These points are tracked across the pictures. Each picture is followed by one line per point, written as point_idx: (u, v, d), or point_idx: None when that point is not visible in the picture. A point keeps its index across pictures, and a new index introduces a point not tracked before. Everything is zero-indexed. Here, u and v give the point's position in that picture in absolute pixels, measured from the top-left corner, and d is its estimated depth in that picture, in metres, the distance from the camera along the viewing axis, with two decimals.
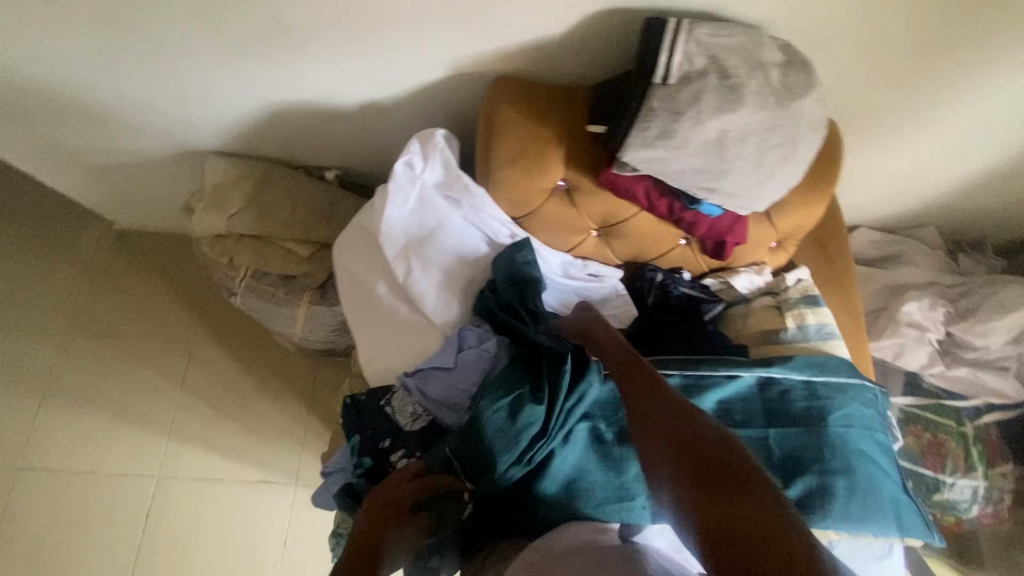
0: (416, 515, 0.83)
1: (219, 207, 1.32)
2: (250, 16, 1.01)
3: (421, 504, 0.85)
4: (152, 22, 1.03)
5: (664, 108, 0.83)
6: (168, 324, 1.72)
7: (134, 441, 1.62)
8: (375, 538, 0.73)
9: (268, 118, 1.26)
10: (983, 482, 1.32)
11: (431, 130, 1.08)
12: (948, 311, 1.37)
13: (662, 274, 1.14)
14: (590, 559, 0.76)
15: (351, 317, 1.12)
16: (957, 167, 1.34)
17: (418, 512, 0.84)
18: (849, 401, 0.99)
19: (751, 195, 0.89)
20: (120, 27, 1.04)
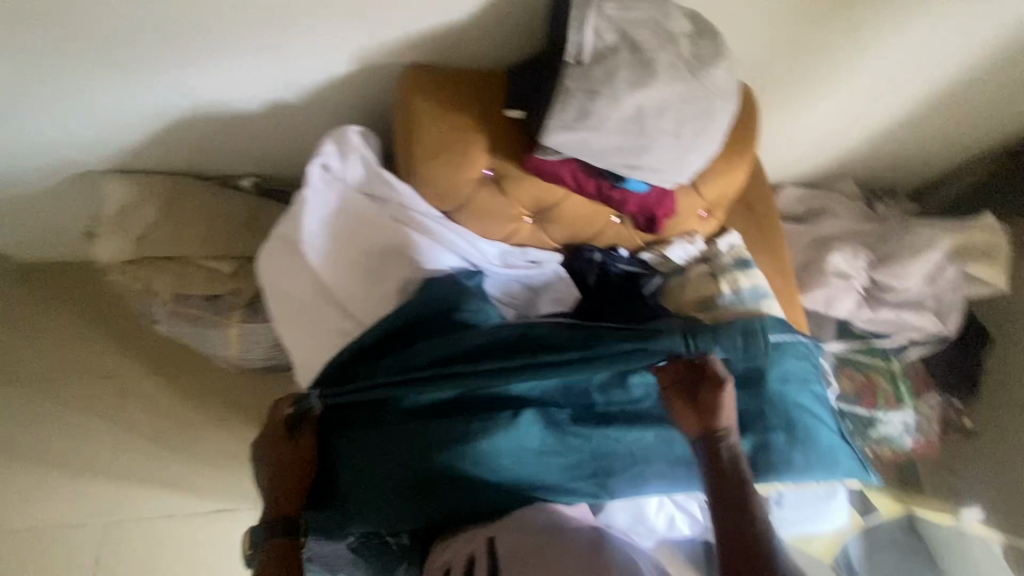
0: (302, 436, 0.93)
1: (126, 230, 1.21)
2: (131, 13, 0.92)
3: (302, 420, 0.93)
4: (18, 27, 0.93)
5: (579, 88, 0.81)
6: (92, 361, 1.56)
7: (69, 490, 1.49)
8: (291, 484, 0.91)
9: (168, 128, 1.15)
10: (912, 414, 1.42)
11: (345, 128, 1.03)
12: (870, 259, 1.44)
13: (600, 254, 1.15)
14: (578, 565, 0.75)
15: (284, 332, 1.06)
16: (866, 119, 1.40)
17: (304, 430, 0.93)
18: (784, 356, 1.02)
19: (675, 168, 0.89)
20: None
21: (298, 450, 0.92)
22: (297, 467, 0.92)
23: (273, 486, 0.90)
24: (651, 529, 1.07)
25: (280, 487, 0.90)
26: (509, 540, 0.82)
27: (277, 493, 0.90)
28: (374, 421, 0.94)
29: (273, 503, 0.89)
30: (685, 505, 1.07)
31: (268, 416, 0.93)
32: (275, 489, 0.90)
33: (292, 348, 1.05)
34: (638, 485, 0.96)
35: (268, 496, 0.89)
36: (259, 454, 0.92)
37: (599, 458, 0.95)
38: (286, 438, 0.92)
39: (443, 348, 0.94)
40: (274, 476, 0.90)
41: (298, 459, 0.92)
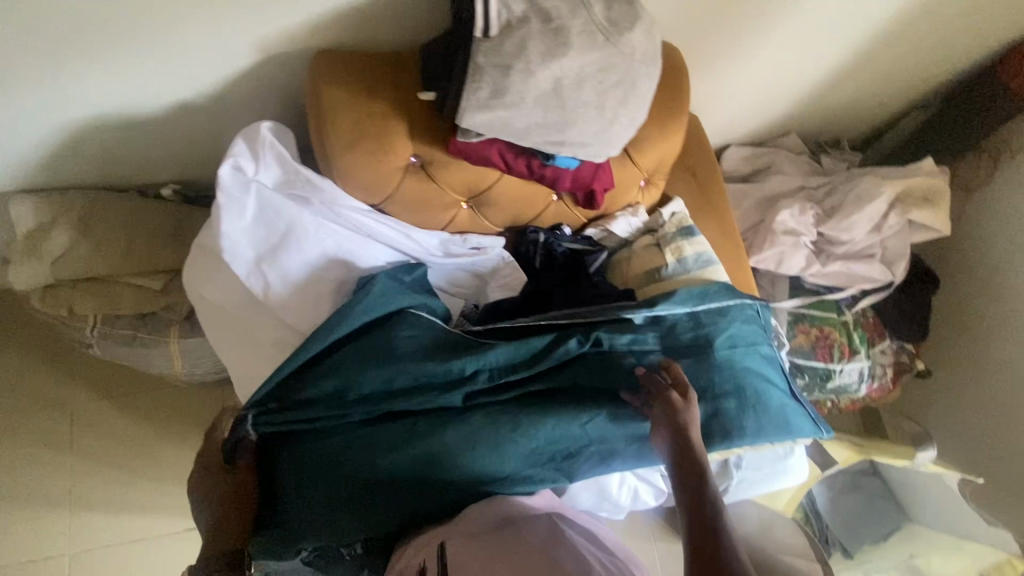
0: (238, 466, 0.91)
1: (39, 254, 1.12)
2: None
3: (237, 450, 0.91)
4: None
5: (491, 63, 0.77)
6: (27, 393, 1.45)
7: (18, 531, 1.38)
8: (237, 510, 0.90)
9: (68, 138, 1.06)
10: (866, 361, 1.46)
11: (255, 124, 0.96)
12: (817, 213, 1.45)
13: (543, 234, 1.12)
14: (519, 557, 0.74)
15: (218, 346, 1.00)
16: (803, 72, 1.39)
17: (239, 459, 0.91)
18: (731, 322, 1.02)
19: (601, 141, 0.86)
20: None
21: (234, 481, 0.90)
22: (238, 492, 0.91)
23: (214, 518, 0.89)
24: (616, 504, 1.07)
25: (223, 518, 0.89)
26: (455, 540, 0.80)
27: (218, 526, 0.89)
28: (319, 432, 0.90)
29: (215, 536, 0.89)
30: (647, 476, 1.07)
31: (206, 444, 0.93)
32: (217, 521, 0.89)
33: (227, 362, 0.99)
34: (601, 465, 0.94)
35: (211, 529, 0.89)
36: (196, 488, 0.90)
37: (557, 442, 0.92)
38: (223, 469, 0.91)
39: (385, 351, 0.91)
40: (213, 509, 0.89)
41: (239, 488, 0.91)
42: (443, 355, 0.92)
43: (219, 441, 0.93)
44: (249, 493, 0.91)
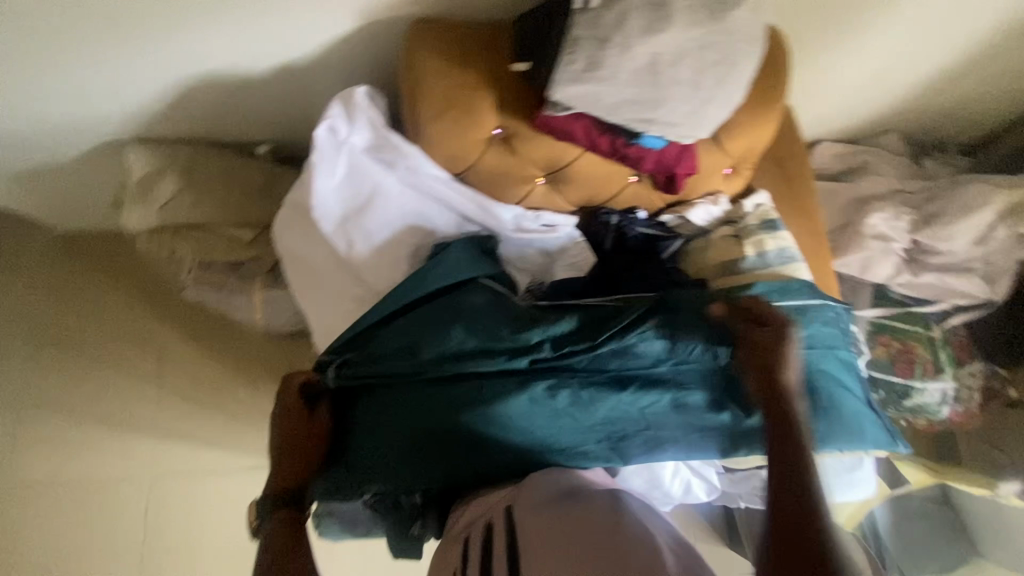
0: (316, 413, 0.99)
1: (148, 198, 1.22)
2: None
3: (316, 396, 1.00)
4: None
5: (588, 36, 0.77)
6: (129, 326, 1.60)
7: (112, 447, 1.54)
8: (303, 456, 0.95)
9: (184, 95, 1.14)
10: (952, 383, 1.33)
11: (350, 89, 1.00)
12: (913, 219, 1.35)
13: (617, 216, 1.10)
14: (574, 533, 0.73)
15: (302, 297, 1.07)
16: (912, 63, 1.30)
17: (318, 407, 0.99)
18: (810, 323, 0.98)
19: (692, 121, 0.83)
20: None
21: (308, 424, 0.97)
22: (309, 437, 0.97)
23: (284, 455, 0.94)
24: (667, 494, 1.06)
25: (288, 456, 0.94)
26: (522, 509, 0.81)
27: (284, 462, 0.94)
28: (386, 388, 0.95)
29: (279, 472, 0.93)
30: (702, 471, 1.06)
31: (282, 389, 0.98)
32: (282, 460, 0.94)
33: (309, 313, 1.06)
34: (654, 450, 0.93)
35: (278, 468, 0.93)
36: (273, 428, 0.97)
37: (612, 421, 0.92)
38: (299, 412, 0.98)
39: (452, 315, 0.94)
40: (281, 448, 0.95)
41: (312, 433, 0.97)
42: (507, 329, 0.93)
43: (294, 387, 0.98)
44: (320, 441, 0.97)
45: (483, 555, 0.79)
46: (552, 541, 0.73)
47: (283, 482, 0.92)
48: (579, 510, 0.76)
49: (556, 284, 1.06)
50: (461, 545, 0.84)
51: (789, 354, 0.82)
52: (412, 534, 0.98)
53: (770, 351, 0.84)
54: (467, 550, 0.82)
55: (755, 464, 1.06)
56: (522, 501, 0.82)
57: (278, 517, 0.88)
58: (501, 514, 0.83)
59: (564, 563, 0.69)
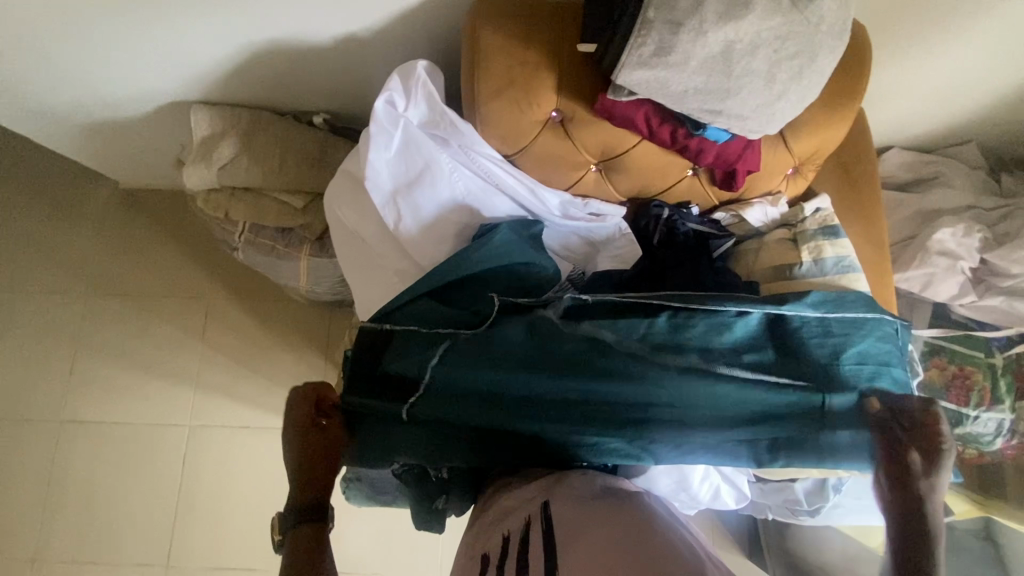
0: (330, 422, 0.92)
1: (208, 160, 1.25)
2: None
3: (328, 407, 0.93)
4: None
5: (662, 19, 0.74)
6: (181, 280, 1.67)
7: (161, 394, 1.62)
8: (319, 469, 0.90)
9: (248, 60, 1.16)
10: (1010, 415, 1.24)
11: (412, 62, 0.99)
12: (985, 238, 1.26)
13: (668, 210, 1.08)
14: (605, 539, 0.71)
15: (348, 265, 1.10)
16: (1004, 69, 1.21)
17: (330, 417, 0.93)
18: (864, 336, 0.94)
19: (761, 116, 0.81)
20: None
21: (322, 435, 0.91)
22: (324, 449, 0.91)
23: (301, 470, 0.90)
24: (694, 497, 1.03)
25: (303, 472, 0.89)
26: (558, 510, 0.80)
27: (299, 476, 0.89)
28: (414, 382, 0.89)
29: (300, 485, 0.89)
30: (732, 478, 1.03)
31: (294, 404, 0.93)
32: (299, 477, 0.89)
33: (354, 281, 1.09)
34: (681, 453, 0.90)
35: (299, 481, 0.89)
36: (290, 443, 0.92)
37: (645, 422, 0.88)
38: (313, 424, 0.92)
39: (498, 310, 0.95)
40: (296, 464, 0.90)
41: (327, 444, 0.91)
42: (548, 327, 0.92)
43: (307, 401, 0.93)
44: (334, 452, 0.91)
45: (519, 547, 0.79)
46: (586, 541, 0.72)
47: (303, 497, 0.88)
48: (613, 516, 0.75)
49: (597, 276, 1.05)
50: (499, 536, 0.85)
51: (932, 469, 0.83)
52: (435, 507, 1.01)
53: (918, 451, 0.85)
54: (505, 542, 0.83)
55: (789, 477, 1.02)
56: (559, 502, 0.82)
57: (302, 533, 0.86)
58: (538, 513, 0.82)
59: (597, 555, 0.68)
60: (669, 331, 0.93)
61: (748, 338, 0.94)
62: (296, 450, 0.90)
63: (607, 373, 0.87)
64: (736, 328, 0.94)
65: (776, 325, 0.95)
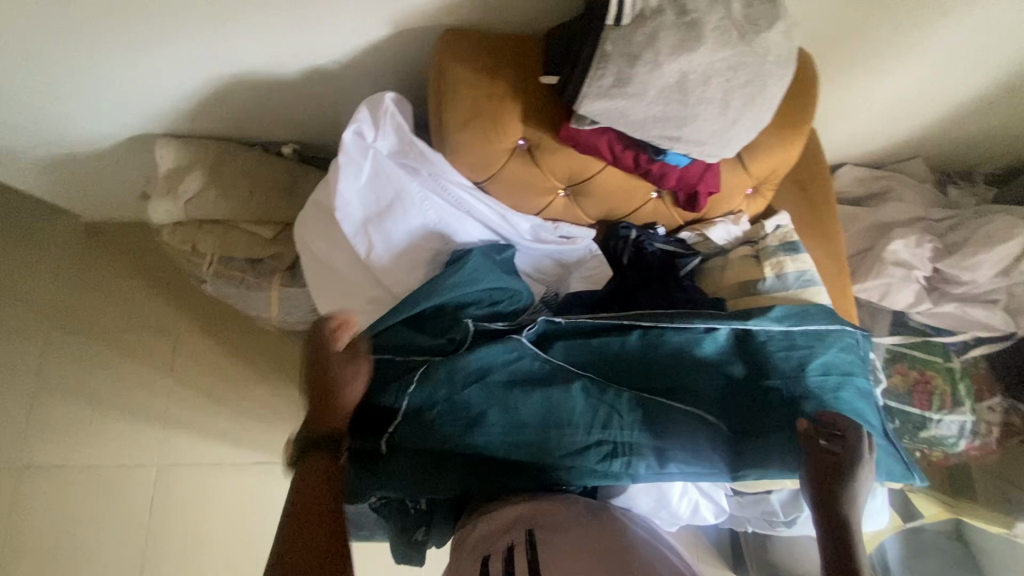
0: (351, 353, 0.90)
1: (175, 193, 1.23)
2: None
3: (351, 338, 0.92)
4: None
5: (619, 52, 0.77)
6: (148, 314, 1.63)
7: (127, 434, 1.56)
8: (337, 401, 0.87)
9: (215, 93, 1.16)
10: (971, 417, 1.29)
11: (380, 94, 1.01)
12: (936, 248, 1.32)
13: (636, 231, 1.11)
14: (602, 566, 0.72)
15: (320, 295, 1.09)
16: (940, 90, 1.29)
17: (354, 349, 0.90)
18: (827, 347, 0.97)
19: (718, 141, 0.85)
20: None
21: (343, 364, 0.89)
22: (343, 381, 0.88)
23: (318, 400, 0.88)
24: (674, 514, 1.03)
25: (323, 399, 0.88)
26: (547, 544, 0.77)
27: (316, 406, 0.88)
28: (390, 412, 0.92)
29: (318, 415, 0.87)
30: (711, 492, 1.04)
31: (319, 331, 0.91)
32: (315, 409, 0.87)
33: (326, 311, 1.08)
34: (660, 473, 0.89)
35: (315, 410, 0.87)
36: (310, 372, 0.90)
37: (620, 441, 0.89)
38: (335, 352, 0.90)
39: (472, 336, 0.97)
40: (314, 397, 0.89)
41: (343, 377, 0.88)
42: (521, 352, 0.94)
43: (330, 330, 0.91)
44: (352, 387, 0.88)
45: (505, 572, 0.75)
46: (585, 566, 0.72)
47: (317, 428, 0.86)
48: (601, 539, 0.77)
49: (570, 298, 1.07)
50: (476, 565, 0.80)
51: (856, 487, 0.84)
52: (415, 539, 0.99)
53: (842, 464, 0.84)
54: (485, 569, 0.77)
55: (766, 488, 1.03)
56: (545, 531, 0.80)
57: (312, 467, 0.82)
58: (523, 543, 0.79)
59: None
60: (638, 351, 0.96)
61: (716, 354, 0.97)
62: (316, 378, 0.89)
63: (581, 396, 0.90)
64: (704, 345, 0.96)
65: (745, 342, 0.98)
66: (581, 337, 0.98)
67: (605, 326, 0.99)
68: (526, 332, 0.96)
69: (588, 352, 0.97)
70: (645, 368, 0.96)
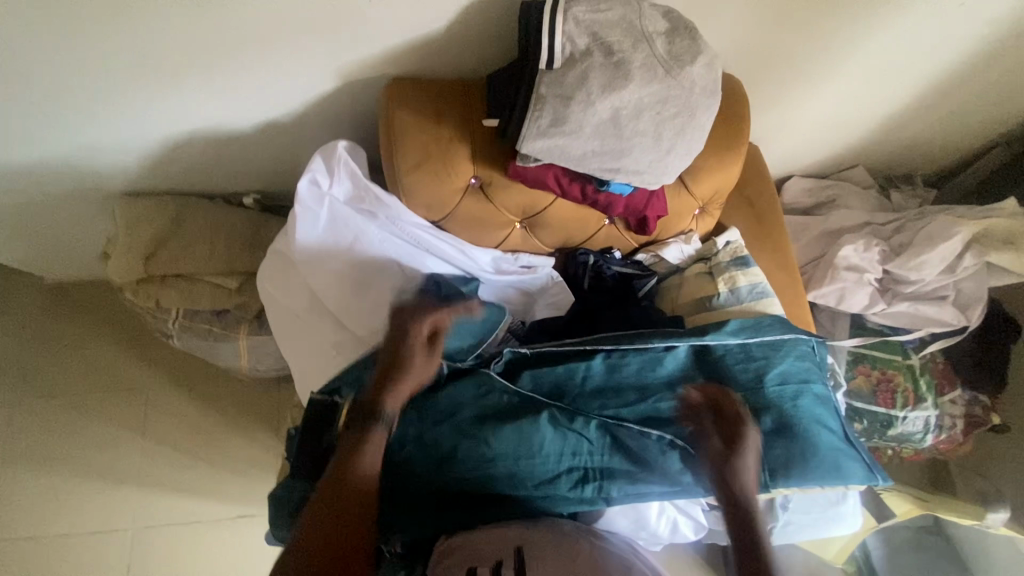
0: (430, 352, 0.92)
1: (135, 250, 1.23)
2: (135, 40, 0.94)
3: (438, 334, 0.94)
4: (25, 53, 0.94)
5: (553, 94, 0.81)
6: (116, 373, 1.60)
7: (97, 498, 1.51)
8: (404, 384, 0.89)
9: (172, 150, 1.18)
10: (934, 411, 1.34)
11: (333, 143, 1.04)
12: (884, 250, 1.38)
13: (593, 257, 1.13)
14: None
15: (286, 343, 1.09)
16: (870, 104, 1.36)
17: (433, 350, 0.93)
18: (784, 357, 1.01)
19: (656, 168, 0.89)
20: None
21: (420, 359, 0.91)
22: (414, 375, 0.90)
23: (389, 373, 0.89)
24: (654, 534, 1.04)
25: (393, 373, 0.89)
26: None
27: (385, 377, 0.89)
28: None
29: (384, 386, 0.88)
30: (687, 509, 1.05)
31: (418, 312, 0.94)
32: (381, 376, 0.89)
33: (293, 358, 1.08)
34: (633, 495, 0.91)
35: (383, 380, 0.89)
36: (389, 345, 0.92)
37: (591, 465, 0.91)
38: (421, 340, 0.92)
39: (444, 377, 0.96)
40: (385, 366, 0.90)
41: (413, 369, 0.90)
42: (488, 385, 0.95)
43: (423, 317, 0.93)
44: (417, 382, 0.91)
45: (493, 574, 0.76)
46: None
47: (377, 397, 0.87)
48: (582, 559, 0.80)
49: (534, 326, 1.11)
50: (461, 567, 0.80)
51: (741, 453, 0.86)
52: None
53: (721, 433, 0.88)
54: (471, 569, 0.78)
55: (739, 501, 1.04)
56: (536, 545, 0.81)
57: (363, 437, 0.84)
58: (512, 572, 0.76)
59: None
60: (603, 374, 0.98)
61: (678, 372, 1.00)
62: (392, 354, 0.91)
63: (551, 424, 0.91)
64: (666, 363, 0.99)
65: (706, 358, 1.01)
66: (547, 364, 0.99)
67: (569, 352, 1.01)
68: (494, 366, 0.98)
69: (554, 378, 0.98)
70: (610, 390, 0.97)
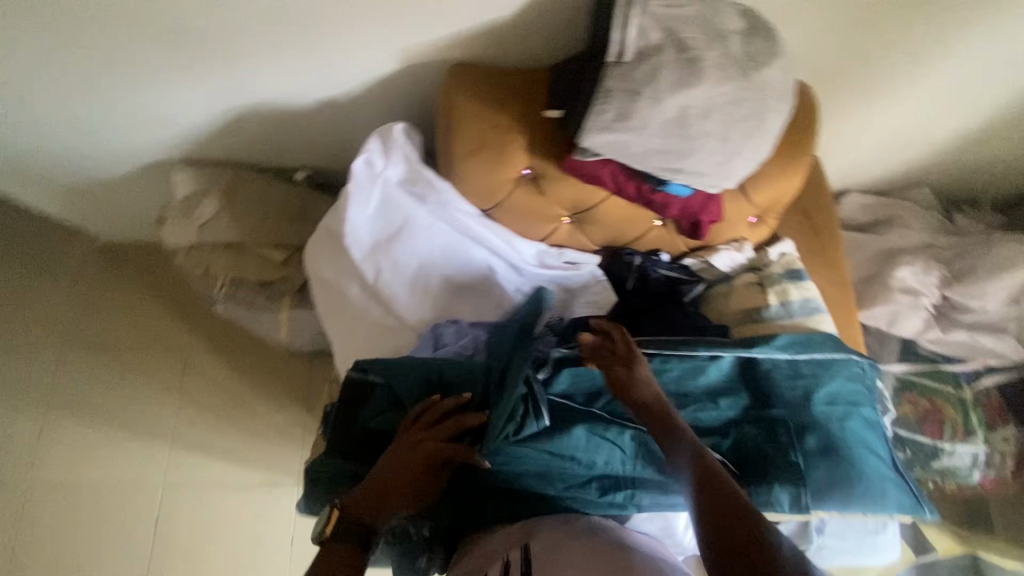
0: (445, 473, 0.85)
1: (190, 217, 1.27)
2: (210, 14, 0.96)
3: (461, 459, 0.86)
4: (106, 21, 0.97)
5: (621, 87, 0.80)
6: (160, 333, 1.65)
7: (134, 452, 1.57)
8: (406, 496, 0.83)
9: (232, 122, 1.20)
10: (983, 448, 1.27)
11: (389, 126, 1.05)
12: (943, 275, 1.32)
13: (640, 257, 1.12)
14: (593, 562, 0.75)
15: (328, 318, 1.10)
16: (943, 121, 1.30)
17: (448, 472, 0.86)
18: (834, 376, 0.97)
19: (719, 172, 0.86)
20: (77, 33, 0.99)
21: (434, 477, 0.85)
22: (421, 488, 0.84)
23: (399, 476, 0.82)
24: (678, 544, 1.02)
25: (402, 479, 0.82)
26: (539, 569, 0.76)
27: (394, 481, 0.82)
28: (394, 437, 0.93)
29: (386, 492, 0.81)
30: None
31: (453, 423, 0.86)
32: (386, 484, 0.82)
33: (335, 334, 1.09)
34: (662, 502, 0.90)
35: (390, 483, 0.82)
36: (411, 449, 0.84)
37: (622, 468, 0.89)
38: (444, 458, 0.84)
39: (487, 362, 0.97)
40: (397, 471, 0.83)
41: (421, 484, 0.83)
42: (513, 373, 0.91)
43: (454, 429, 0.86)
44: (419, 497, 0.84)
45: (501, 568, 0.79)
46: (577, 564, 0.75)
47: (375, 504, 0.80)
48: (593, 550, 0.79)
49: (573, 321, 1.05)
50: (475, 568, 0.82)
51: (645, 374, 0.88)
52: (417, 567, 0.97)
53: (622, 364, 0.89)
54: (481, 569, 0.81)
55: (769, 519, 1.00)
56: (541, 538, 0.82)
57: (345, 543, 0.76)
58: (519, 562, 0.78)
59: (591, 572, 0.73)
60: None
61: (721, 383, 0.97)
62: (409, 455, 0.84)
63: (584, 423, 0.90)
64: (709, 372, 0.96)
65: (751, 371, 0.98)
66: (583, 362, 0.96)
67: None
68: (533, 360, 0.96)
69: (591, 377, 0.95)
70: None
